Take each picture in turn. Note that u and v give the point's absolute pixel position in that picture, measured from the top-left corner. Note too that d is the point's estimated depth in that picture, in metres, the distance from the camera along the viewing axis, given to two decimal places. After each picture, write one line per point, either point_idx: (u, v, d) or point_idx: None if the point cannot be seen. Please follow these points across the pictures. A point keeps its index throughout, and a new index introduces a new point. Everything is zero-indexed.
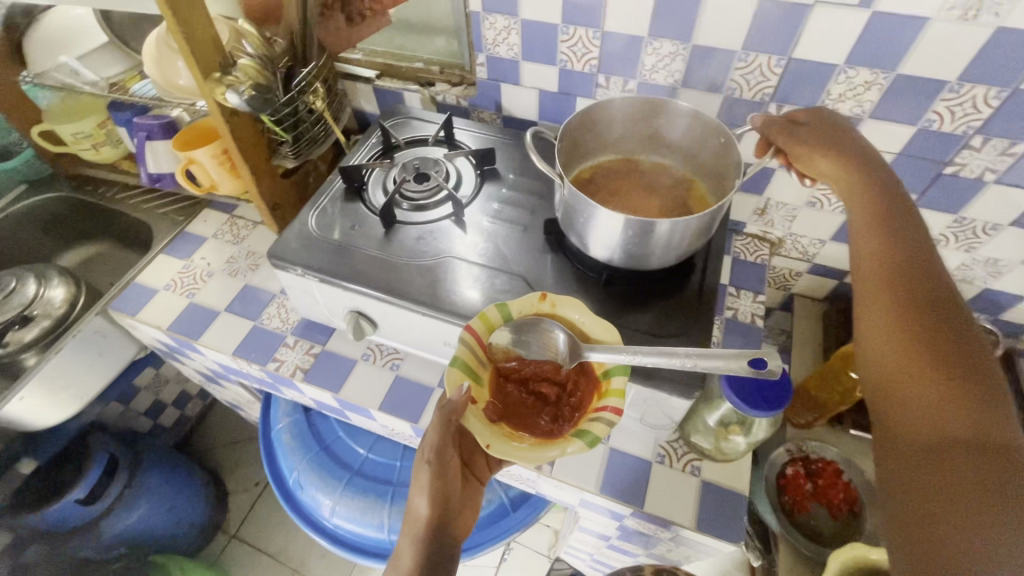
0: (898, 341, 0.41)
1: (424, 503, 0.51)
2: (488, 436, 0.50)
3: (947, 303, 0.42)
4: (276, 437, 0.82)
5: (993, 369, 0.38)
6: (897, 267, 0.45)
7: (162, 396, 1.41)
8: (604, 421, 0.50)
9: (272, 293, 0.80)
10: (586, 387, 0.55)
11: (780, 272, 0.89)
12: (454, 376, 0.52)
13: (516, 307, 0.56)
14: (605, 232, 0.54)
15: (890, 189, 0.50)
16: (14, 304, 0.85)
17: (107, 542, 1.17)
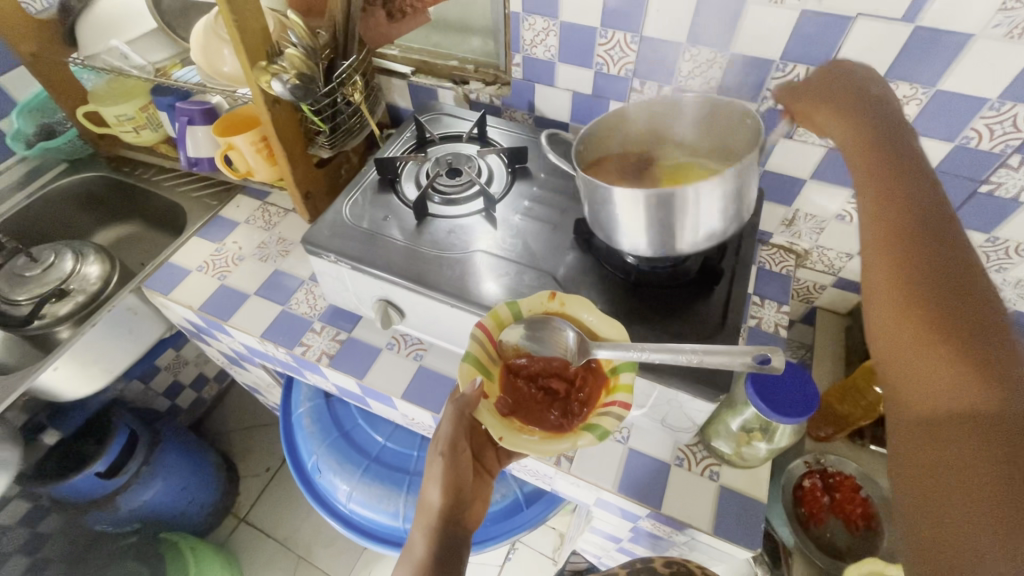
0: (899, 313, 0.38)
1: (437, 493, 0.53)
2: (500, 428, 0.50)
3: (959, 264, 0.38)
4: (296, 420, 0.84)
5: (1015, 336, 0.34)
6: (895, 226, 0.41)
7: (181, 377, 1.43)
8: (613, 416, 0.50)
9: (301, 280, 0.81)
10: (594, 384, 0.55)
11: (804, 284, 0.89)
12: (466, 370, 0.52)
13: (527, 304, 0.56)
14: (631, 224, 0.53)
15: (896, 141, 0.47)
16: (52, 277, 0.88)
17: (122, 517, 1.19)
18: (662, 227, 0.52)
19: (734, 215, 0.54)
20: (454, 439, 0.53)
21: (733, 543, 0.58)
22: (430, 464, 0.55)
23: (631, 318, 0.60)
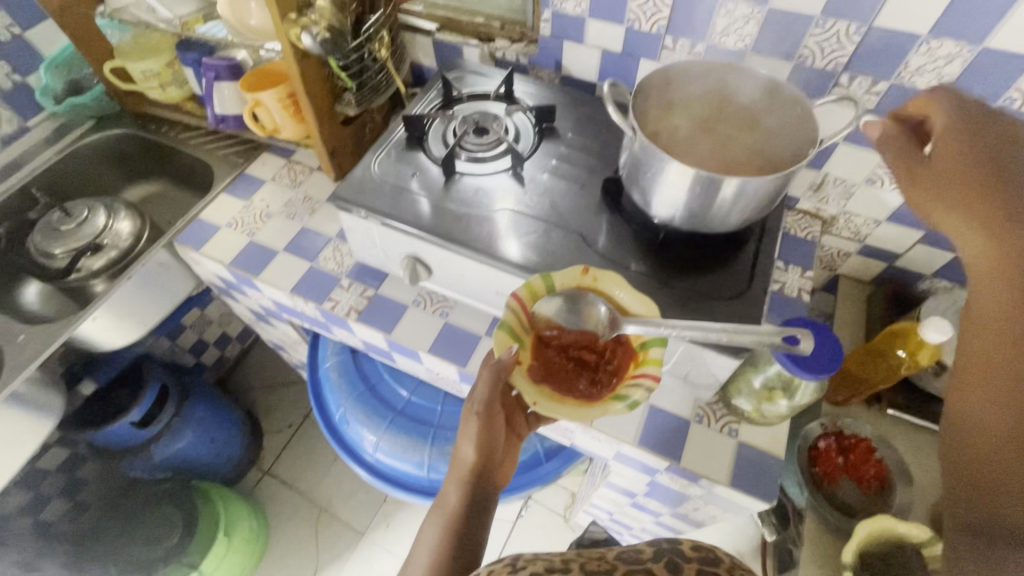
0: (1005, 320, 0.34)
1: (471, 450, 0.57)
2: (535, 394, 0.54)
3: None
4: (324, 374, 0.87)
5: None
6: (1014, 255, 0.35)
7: (205, 336, 1.48)
8: (644, 387, 0.53)
9: (328, 237, 0.83)
10: (623, 356, 0.57)
11: (828, 251, 0.89)
12: (503, 338, 0.55)
13: (559, 278, 0.57)
14: (672, 188, 0.54)
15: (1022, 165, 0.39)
16: (86, 232, 0.90)
17: (157, 464, 1.25)
18: (703, 193, 0.53)
19: (784, 181, 0.52)
20: (489, 402, 0.56)
21: (749, 497, 0.60)
22: (465, 423, 0.58)
23: (657, 276, 0.61)
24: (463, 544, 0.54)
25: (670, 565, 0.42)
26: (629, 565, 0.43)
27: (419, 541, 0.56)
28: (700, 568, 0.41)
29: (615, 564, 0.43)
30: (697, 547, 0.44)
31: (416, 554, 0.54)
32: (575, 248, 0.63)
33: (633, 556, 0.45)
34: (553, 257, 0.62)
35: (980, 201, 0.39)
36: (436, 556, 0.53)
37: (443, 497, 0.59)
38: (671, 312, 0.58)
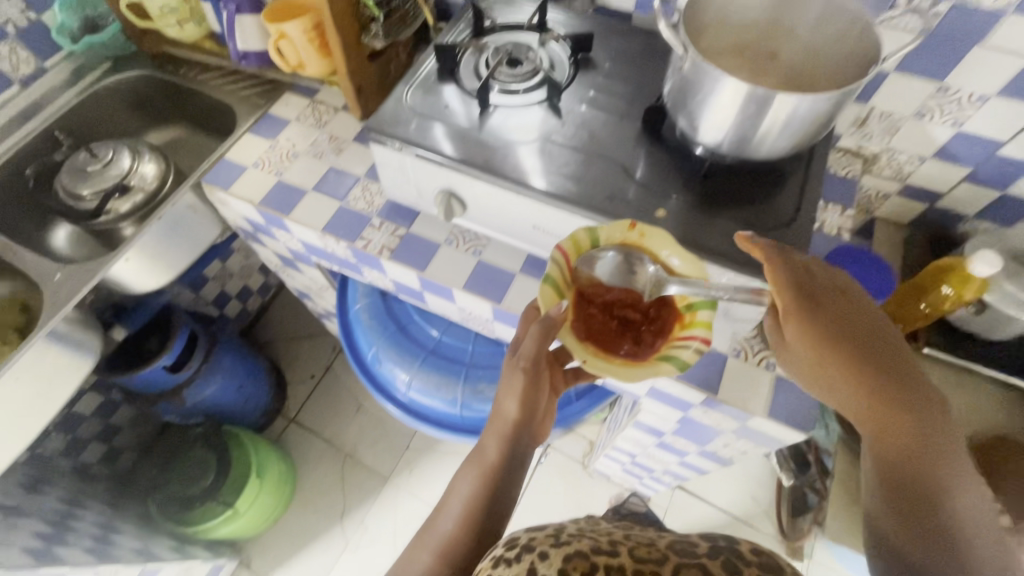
0: (891, 453, 0.47)
1: (514, 406, 0.60)
2: (584, 353, 0.53)
3: (913, 424, 0.47)
4: (354, 316, 0.87)
5: (945, 494, 0.45)
6: (882, 407, 0.48)
7: (227, 288, 1.50)
8: (693, 349, 0.53)
9: (357, 177, 0.81)
10: (666, 318, 0.57)
11: (866, 192, 0.86)
12: (549, 295, 0.54)
13: (606, 232, 0.56)
14: (723, 110, 0.52)
15: (871, 331, 0.50)
16: (112, 174, 0.89)
17: (189, 408, 1.29)
18: (756, 115, 0.51)
19: (842, 101, 0.50)
20: (535, 360, 0.58)
21: (786, 426, 0.61)
22: (509, 379, 0.61)
23: (701, 207, 0.59)
24: (496, 498, 0.59)
25: (726, 564, 0.37)
26: (681, 554, 0.39)
27: (454, 490, 0.62)
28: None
29: (667, 551, 0.39)
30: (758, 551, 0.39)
31: (451, 502, 0.60)
32: (616, 178, 0.61)
33: (687, 547, 0.40)
34: (594, 187, 0.61)
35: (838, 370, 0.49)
36: (469, 507, 0.58)
37: (481, 448, 0.63)
38: (715, 243, 0.57)
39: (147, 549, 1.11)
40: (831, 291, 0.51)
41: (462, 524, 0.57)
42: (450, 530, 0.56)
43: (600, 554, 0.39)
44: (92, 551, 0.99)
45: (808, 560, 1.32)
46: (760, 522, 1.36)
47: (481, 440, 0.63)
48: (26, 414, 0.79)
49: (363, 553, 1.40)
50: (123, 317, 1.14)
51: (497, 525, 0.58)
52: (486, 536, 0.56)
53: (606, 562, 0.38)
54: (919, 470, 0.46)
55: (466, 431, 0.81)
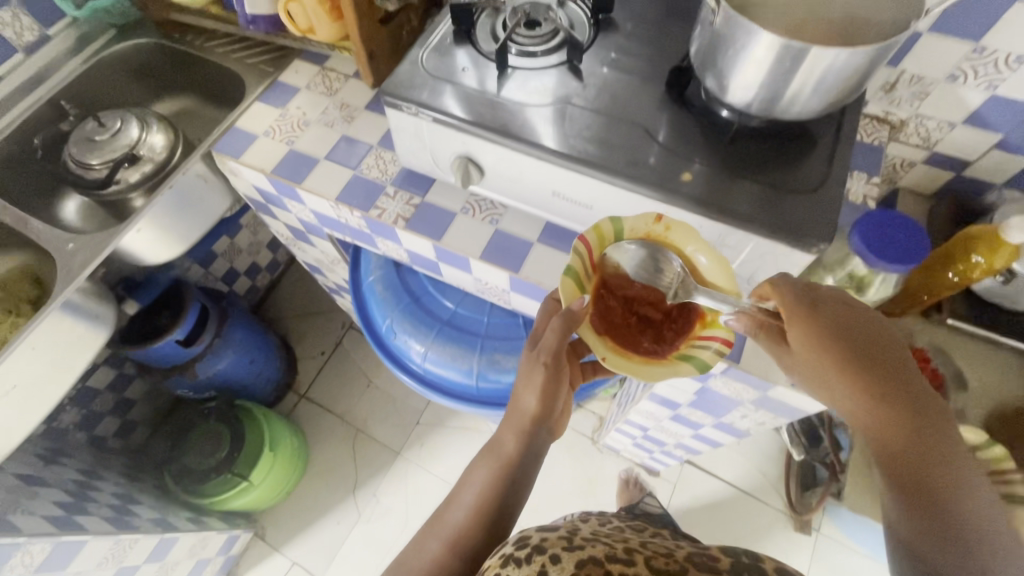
0: (906, 461, 0.47)
1: (533, 400, 0.65)
2: (604, 350, 0.56)
3: (927, 435, 0.46)
4: (368, 288, 0.87)
5: (960, 503, 0.44)
6: (894, 419, 0.47)
7: (236, 264, 1.49)
8: (713, 350, 0.56)
9: (370, 145, 0.80)
10: (687, 316, 0.60)
11: (891, 161, 0.84)
12: (570, 288, 0.56)
13: (630, 223, 0.58)
14: (756, 65, 0.50)
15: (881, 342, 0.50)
16: (121, 143, 0.87)
17: (202, 383, 1.30)
18: (791, 71, 0.49)
19: (880, 56, 0.48)
20: (557, 355, 0.63)
21: (809, 396, 0.60)
22: (529, 375, 0.65)
23: (728, 170, 0.57)
24: (508, 490, 0.64)
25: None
26: (701, 568, 0.44)
27: (472, 479, 0.67)
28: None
29: (685, 564, 0.45)
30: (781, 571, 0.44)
31: (465, 492, 0.65)
32: (640, 141, 0.59)
33: (707, 561, 0.46)
34: (618, 150, 0.59)
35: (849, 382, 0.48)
36: (483, 497, 0.63)
37: (499, 442, 0.68)
38: (743, 206, 0.55)
39: (164, 518, 1.12)
40: (836, 302, 0.51)
41: (474, 513, 0.62)
42: (463, 519, 0.62)
43: (616, 563, 0.45)
44: (111, 520, 1.00)
45: (817, 532, 1.33)
46: (770, 496, 1.37)
47: (499, 434, 0.68)
48: (46, 383, 0.80)
49: (375, 525, 1.42)
50: (133, 291, 1.14)
51: (508, 515, 0.63)
52: (498, 524, 0.62)
53: (620, 569, 0.44)
54: (927, 479, 0.45)
55: (482, 403, 0.81)
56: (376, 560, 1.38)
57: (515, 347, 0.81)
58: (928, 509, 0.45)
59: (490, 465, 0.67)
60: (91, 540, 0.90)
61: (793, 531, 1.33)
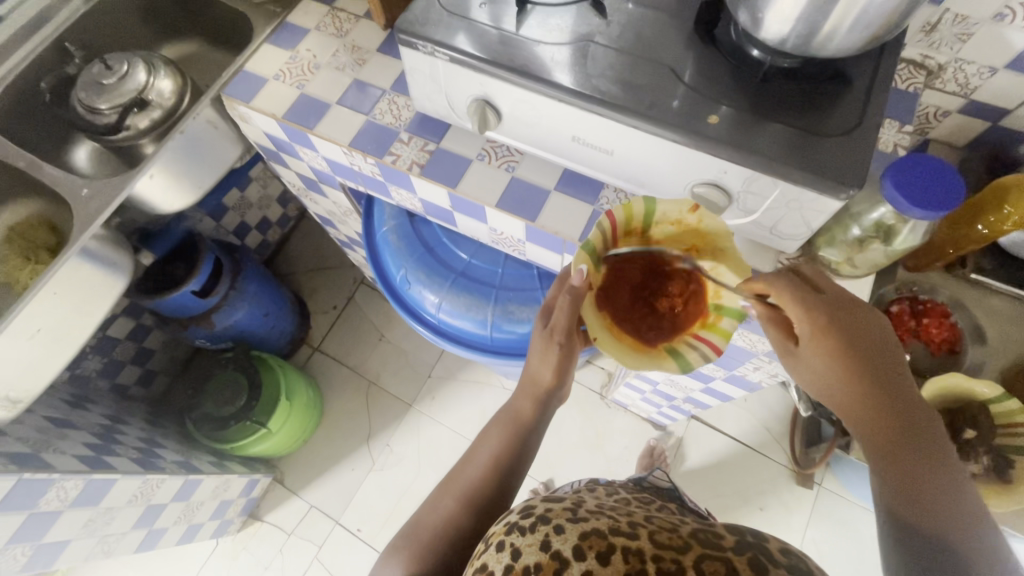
0: (882, 428, 0.50)
1: (548, 373, 0.68)
2: (598, 330, 0.57)
3: (900, 402, 0.50)
4: (382, 239, 0.87)
5: (935, 461, 0.47)
6: (873, 390, 0.50)
7: (247, 218, 1.49)
8: (700, 352, 0.58)
9: (383, 91, 0.77)
10: (693, 311, 0.60)
11: (924, 110, 0.81)
12: (580, 257, 0.56)
13: (665, 207, 0.57)
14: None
15: (868, 327, 0.52)
16: (128, 87, 0.85)
17: (218, 333, 1.32)
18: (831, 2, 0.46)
19: None
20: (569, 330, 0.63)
21: None
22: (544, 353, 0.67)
23: (757, 113, 0.55)
24: (518, 453, 0.69)
25: (752, 560, 0.42)
26: (705, 545, 0.44)
27: (485, 439, 0.71)
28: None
29: (689, 540, 0.45)
30: (785, 552, 0.44)
31: (477, 455, 0.69)
32: (666, 81, 0.57)
33: (710, 538, 0.46)
34: (641, 91, 0.57)
35: (835, 359, 0.52)
36: (495, 459, 0.68)
37: (514, 408, 0.72)
38: (772, 151, 0.53)
39: (188, 461, 1.17)
40: (829, 293, 0.53)
41: (487, 472, 0.67)
42: (475, 478, 0.66)
43: (618, 536, 0.46)
44: (138, 461, 1.04)
45: (819, 486, 1.36)
46: (774, 451, 1.40)
47: (515, 400, 0.72)
48: (69, 329, 0.81)
49: (389, 473, 1.47)
50: (148, 241, 1.16)
51: (517, 474, 0.68)
52: (506, 484, 0.66)
53: (623, 541, 0.45)
54: (906, 443, 0.48)
55: (495, 353, 0.82)
56: (390, 505, 1.44)
57: (530, 298, 0.81)
58: (915, 496, 0.47)
59: (503, 428, 0.71)
60: (121, 479, 0.94)
61: (795, 484, 1.37)
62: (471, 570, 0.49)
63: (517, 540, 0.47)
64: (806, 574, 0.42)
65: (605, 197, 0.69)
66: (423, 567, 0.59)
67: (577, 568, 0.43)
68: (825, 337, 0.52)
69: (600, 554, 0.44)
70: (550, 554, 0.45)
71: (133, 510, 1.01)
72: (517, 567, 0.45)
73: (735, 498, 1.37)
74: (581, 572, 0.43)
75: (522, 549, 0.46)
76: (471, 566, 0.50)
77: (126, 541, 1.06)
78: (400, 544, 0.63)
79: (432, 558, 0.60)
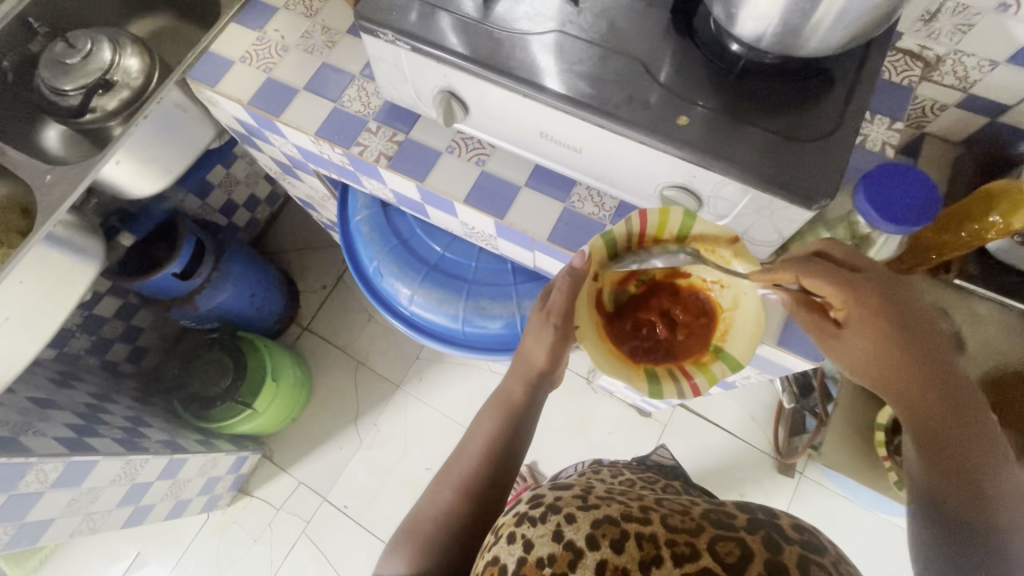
0: (929, 414, 0.46)
1: (542, 354, 0.68)
2: (585, 321, 0.60)
3: (950, 388, 0.46)
4: (355, 229, 0.85)
5: (989, 452, 0.44)
6: (920, 376, 0.47)
7: (233, 196, 1.47)
8: (680, 388, 0.59)
9: (353, 75, 0.74)
10: (693, 346, 0.62)
11: (921, 103, 0.77)
12: (598, 245, 0.57)
13: (699, 229, 0.55)
14: None
15: (913, 313, 0.48)
16: (93, 67, 0.82)
17: (204, 314, 1.32)
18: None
19: None
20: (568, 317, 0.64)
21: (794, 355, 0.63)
22: (539, 332, 0.67)
23: (731, 114, 0.52)
24: (516, 435, 0.68)
25: (766, 539, 0.41)
26: (717, 526, 0.43)
27: (479, 423, 0.70)
28: (801, 552, 0.41)
29: (702, 523, 0.44)
30: (797, 528, 0.44)
31: (474, 438, 0.68)
32: (637, 78, 0.54)
33: (723, 518, 0.45)
34: (609, 87, 0.54)
35: (874, 344, 0.48)
36: (491, 442, 0.67)
37: (505, 390, 0.71)
38: (743, 157, 0.50)
39: (173, 440, 1.18)
40: (872, 278, 0.49)
41: (483, 458, 0.66)
42: (471, 464, 0.65)
43: (631, 522, 0.44)
44: (121, 442, 1.05)
45: (800, 474, 1.37)
46: (758, 440, 1.41)
47: (506, 382, 0.71)
48: (39, 316, 0.81)
49: (375, 452, 1.49)
50: (128, 223, 1.16)
51: (515, 457, 0.67)
52: (504, 467, 0.65)
53: (637, 529, 0.44)
54: (953, 432, 0.45)
55: (468, 347, 0.81)
56: (377, 482, 1.47)
57: (502, 294, 0.80)
58: (959, 484, 0.45)
59: (496, 410, 0.70)
60: (102, 461, 0.96)
61: (777, 472, 1.38)
62: (482, 564, 0.47)
63: (528, 531, 0.45)
64: (819, 548, 0.41)
65: (577, 194, 0.67)
66: (425, 565, 0.58)
67: (591, 559, 0.42)
68: (865, 321, 0.48)
69: (614, 543, 0.42)
70: (563, 545, 0.43)
71: (117, 488, 1.04)
72: (530, 560, 0.43)
73: (716, 484, 1.38)
74: (596, 562, 0.41)
75: (535, 540, 0.44)
76: (482, 560, 0.47)
77: (112, 517, 1.08)
78: (402, 540, 0.63)
79: (434, 553, 0.59)
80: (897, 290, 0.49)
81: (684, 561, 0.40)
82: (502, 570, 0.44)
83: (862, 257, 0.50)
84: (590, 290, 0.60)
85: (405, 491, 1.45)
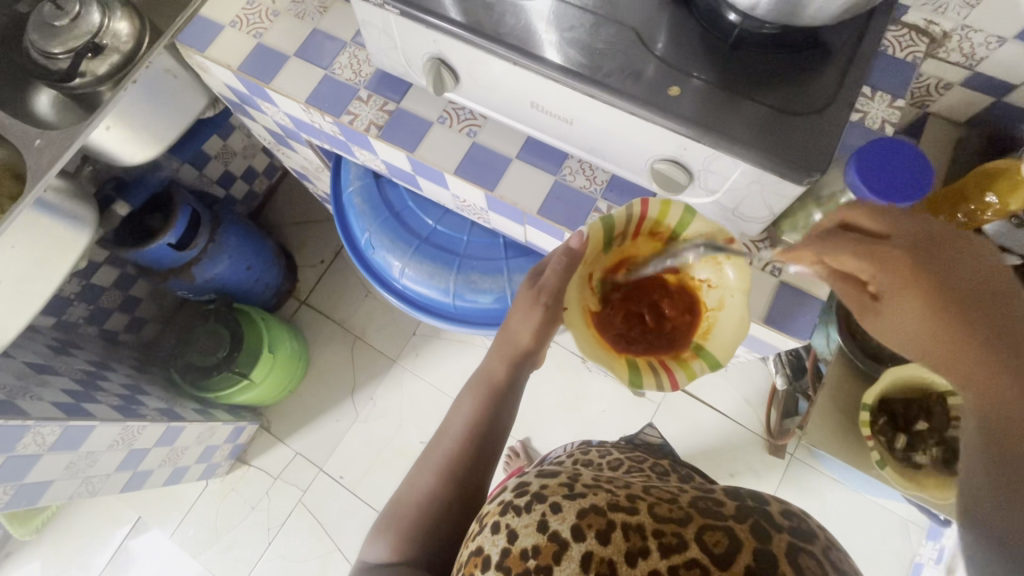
0: (992, 398, 0.37)
1: (528, 335, 0.68)
2: (572, 301, 0.59)
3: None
4: (348, 200, 0.84)
5: None
6: (978, 346, 0.38)
7: (231, 167, 1.46)
8: (660, 380, 0.58)
9: (344, 43, 0.73)
10: (676, 342, 0.62)
11: (925, 81, 0.75)
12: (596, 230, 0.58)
13: (696, 227, 0.57)
14: None
15: (977, 277, 0.40)
16: (82, 31, 0.80)
17: (201, 285, 1.32)
18: None
19: None
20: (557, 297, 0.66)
21: (780, 332, 0.64)
22: (528, 312, 0.68)
23: (726, 87, 0.51)
24: (497, 415, 0.68)
25: (755, 528, 0.41)
26: (704, 515, 0.43)
27: (464, 399, 0.71)
28: (790, 539, 0.41)
29: (689, 512, 0.44)
30: (785, 515, 0.44)
31: (457, 415, 0.69)
32: (629, 47, 0.53)
33: (710, 506, 0.45)
34: (600, 56, 0.52)
35: (921, 308, 0.40)
36: (476, 419, 0.67)
37: (487, 369, 0.71)
38: (735, 131, 0.49)
39: (170, 409, 1.20)
40: (925, 235, 0.42)
41: (467, 436, 0.66)
42: (457, 442, 0.66)
43: (618, 512, 0.44)
44: (118, 408, 1.06)
45: (791, 455, 1.39)
46: (750, 420, 1.42)
47: (488, 362, 0.71)
48: (31, 282, 0.81)
49: (371, 424, 1.51)
50: (123, 192, 1.16)
51: (499, 433, 0.68)
52: (488, 445, 0.66)
53: (624, 518, 0.43)
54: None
55: (459, 321, 0.82)
56: (372, 455, 1.49)
57: (494, 269, 0.80)
58: None
59: (476, 391, 0.70)
60: (98, 426, 0.97)
61: (767, 452, 1.39)
62: (467, 553, 0.48)
63: (513, 521, 0.46)
64: (807, 534, 0.42)
65: (569, 166, 0.66)
66: (413, 546, 0.60)
67: (577, 550, 0.41)
68: (912, 279, 0.41)
69: (600, 533, 0.42)
70: (549, 536, 0.43)
71: (114, 454, 1.05)
72: (514, 551, 0.43)
73: (706, 464, 1.40)
74: (582, 554, 0.41)
75: (520, 530, 0.44)
76: (465, 549, 0.48)
77: (110, 482, 1.11)
78: (388, 523, 0.64)
79: (423, 529, 0.61)
80: (960, 251, 0.41)
81: (671, 553, 0.40)
82: (486, 561, 0.44)
83: (900, 220, 0.43)
84: (582, 274, 0.61)
85: (400, 463, 1.47)
